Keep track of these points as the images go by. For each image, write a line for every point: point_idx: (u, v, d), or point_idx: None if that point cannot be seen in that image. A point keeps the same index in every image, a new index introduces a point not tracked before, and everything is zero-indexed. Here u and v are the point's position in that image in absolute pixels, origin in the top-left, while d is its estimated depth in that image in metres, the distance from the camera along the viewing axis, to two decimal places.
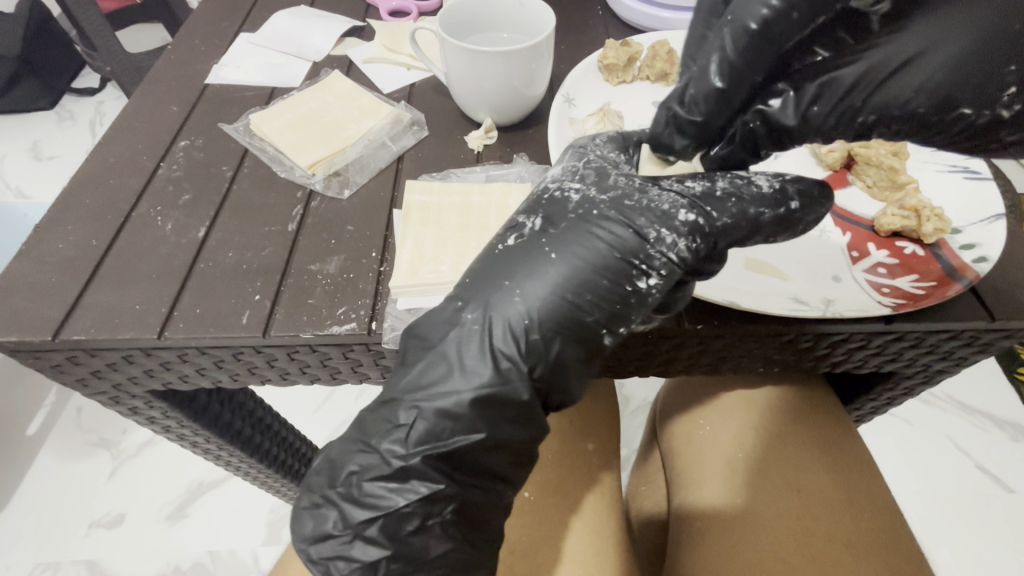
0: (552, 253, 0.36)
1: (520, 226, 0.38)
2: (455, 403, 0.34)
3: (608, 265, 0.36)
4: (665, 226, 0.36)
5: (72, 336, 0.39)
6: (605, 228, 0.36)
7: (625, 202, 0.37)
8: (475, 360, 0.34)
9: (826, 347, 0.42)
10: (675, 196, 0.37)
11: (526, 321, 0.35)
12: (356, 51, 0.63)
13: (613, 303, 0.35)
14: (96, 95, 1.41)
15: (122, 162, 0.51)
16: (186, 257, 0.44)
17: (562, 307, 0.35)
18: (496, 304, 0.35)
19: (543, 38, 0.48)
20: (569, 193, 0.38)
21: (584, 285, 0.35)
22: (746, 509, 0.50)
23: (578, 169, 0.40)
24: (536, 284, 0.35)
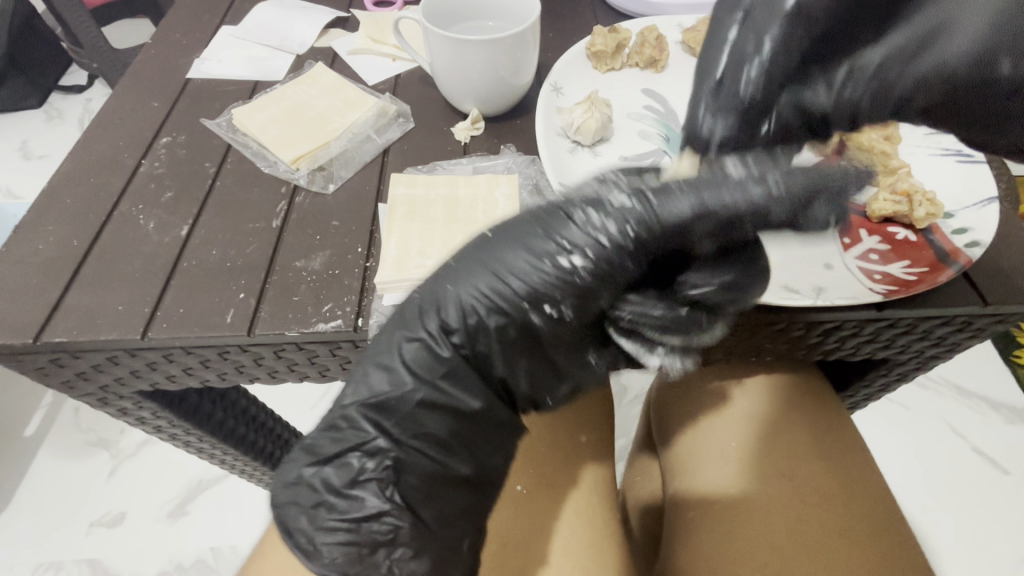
0: (495, 231, 0.37)
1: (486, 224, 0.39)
2: (399, 351, 0.36)
3: (541, 245, 0.35)
4: (598, 203, 0.35)
5: (54, 338, 0.39)
6: (535, 231, 0.35)
7: (576, 196, 0.36)
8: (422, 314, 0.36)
9: (818, 335, 0.42)
10: (627, 193, 0.34)
11: (460, 293, 0.35)
12: (340, 42, 0.62)
13: (536, 275, 0.35)
14: (85, 92, 1.39)
15: (103, 160, 0.50)
16: (169, 255, 0.43)
17: (495, 277, 0.36)
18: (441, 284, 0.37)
19: (528, 26, 0.47)
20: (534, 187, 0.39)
21: (517, 258, 0.35)
22: (739, 497, 0.50)
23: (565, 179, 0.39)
24: (476, 262, 0.36)
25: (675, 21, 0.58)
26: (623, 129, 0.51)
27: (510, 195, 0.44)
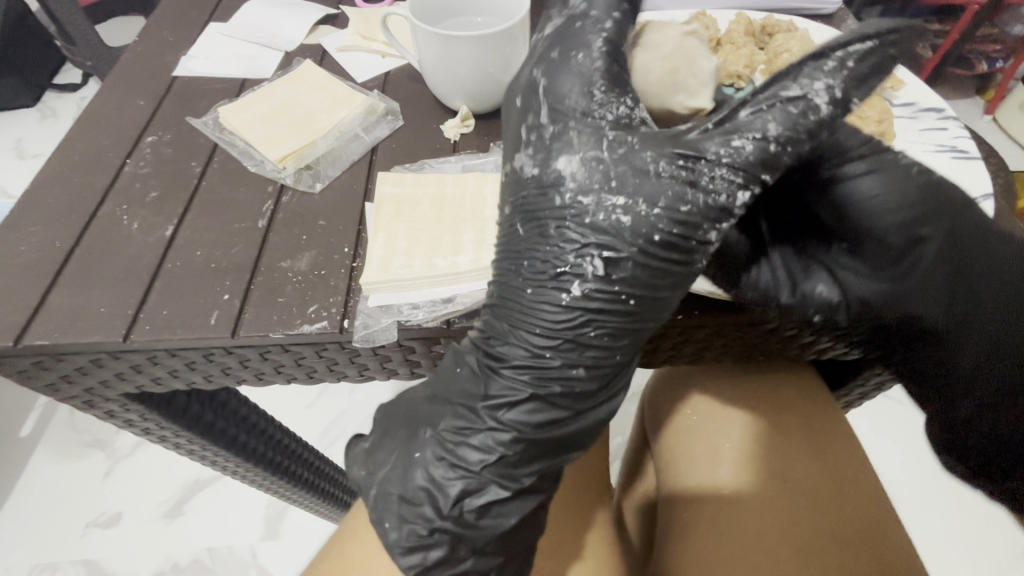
0: (592, 263, 0.33)
1: (574, 268, 0.33)
2: (526, 395, 0.34)
3: (661, 261, 0.33)
4: (706, 197, 0.32)
5: (35, 341, 0.38)
6: (635, 261, 0.32)
7: (676, 205, 0.32)
8: (513, 355, 0.35)
9: (810, 335, 0.42)
10: (728, 172, 0.32)
11: (591, 318, 0.33)
12: (329, 39, 0.61)
13: (671, 286, 0.33)
14: (79, 91, 1.38)
15: (87, 159, 0.49)
16: (153, 256, 0.43)
17: (617, 309, 0.33)
18: (522, 318, 0.34)
19: (517, 22, 0.46)
20: (574, 197, 0.33)
21: (640, 284, 0.33)
22: (734, 500, 0.50)
23: (581, 172, 0.33)
24: (589, 305, 0.33)
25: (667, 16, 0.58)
26: None
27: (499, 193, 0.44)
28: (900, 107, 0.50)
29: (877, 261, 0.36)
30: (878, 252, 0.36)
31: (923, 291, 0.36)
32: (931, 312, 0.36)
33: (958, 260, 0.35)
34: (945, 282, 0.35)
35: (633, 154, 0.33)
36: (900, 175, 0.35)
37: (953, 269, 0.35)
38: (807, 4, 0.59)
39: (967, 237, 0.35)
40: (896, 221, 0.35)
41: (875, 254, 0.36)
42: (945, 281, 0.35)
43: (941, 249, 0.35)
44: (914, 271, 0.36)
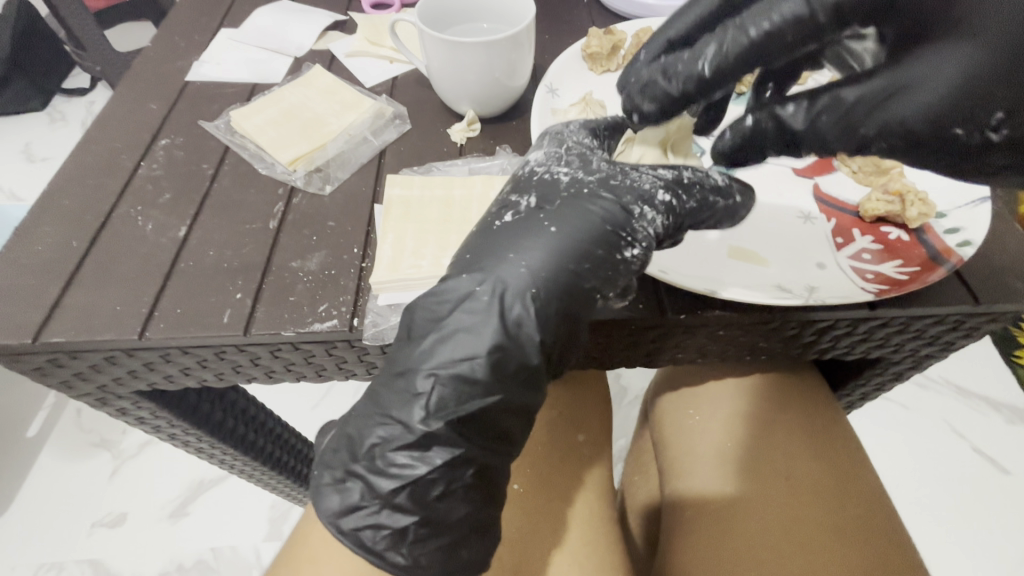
0: (529, 200, 0.37)
1: (514, 204, 0.37)
2: (451, 325, 0.34)
3: (590, 199, 0.36)
4: (627, 179, 0.38)
5: (52, 338, 0.39)
6: (598, 201, 0.36)
7: (608, 180, 0.37)
8: (469, 274, 0.34)
9: (812, 334, 0.42)
10: (654, 177, 0.38)
11: (526, 246, 0.35)
12: (338, 44, 0.62)
13: (600, 230, 0.35)
14: (88, 96, 1.39)
15: (101, 162, 0.51)
16: (166, 256, 0.44)
17: (549, 241, 0.35)
18: (467, 251, 0.36)
19: (523, 28, 0.47)
20: (532, 168, 0.39)
21: (570, 221, 0.35)
22: (737, 499, 0.50)
23: (557, 151, 0.39)
24: (524, 227, 0.35)
25: None
26: None
27: None
28: None
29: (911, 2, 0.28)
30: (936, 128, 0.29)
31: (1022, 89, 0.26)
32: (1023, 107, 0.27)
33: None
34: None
35: (589, 152, 0.40)
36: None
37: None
38: None
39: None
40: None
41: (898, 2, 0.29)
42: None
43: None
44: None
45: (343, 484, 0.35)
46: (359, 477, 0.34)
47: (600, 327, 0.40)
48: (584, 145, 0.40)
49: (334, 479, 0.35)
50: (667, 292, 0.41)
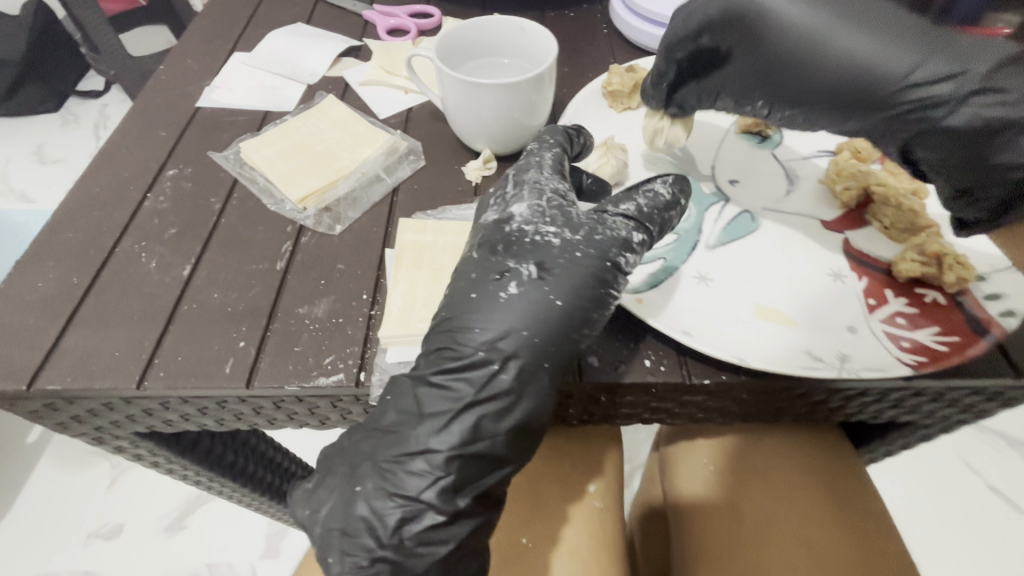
0: (523, 265, 0.37)
1: (514, 271, 0.37)
2: (468, 392, 0.35)
3: (584, 262, 0.37)
4: (604, 231, 0.39)
5: (47, 385, 0.38)
6: (585, 261, 0.37)
7: (592, 236, 0.38)
8: (472, 343, 0.35)
9: (840, 400, 0.40)
10: (624, 221, 0.40)
11: (524, 316, 0.36)
12: (352, 72, 0.61)
13: (594, 289, 0.37)
14: (101, 98, 1.39)
15: (107, 192, 0.49)
16: (169, 297, 0.42)
17: (545, 308, 0.36)
18: (470, 319, 0.36)
19: (545, 67, 0.45)
20: (519, 227, 0.38)
21: (567, 287, 0.36)
22: (753, 563, 0.49)
23: (538, 204, 0.39)
24: (526, 299, 0.36)
25: None
26: (639, 173, 0.50)
27: None
28: None
29: (828, 85, 0.37)
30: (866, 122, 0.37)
31: (968, 151, 0.34)
32: (947, 158, 0.35)
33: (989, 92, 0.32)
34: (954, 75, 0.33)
35: (566, 205, 0.40)
36: (828, 14, 0.36)
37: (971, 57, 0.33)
38: None
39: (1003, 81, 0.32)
40: (875, 45, 0.34)
41: (807, 94, 0.38)
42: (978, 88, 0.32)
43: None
44: (921, 62, 0.34)
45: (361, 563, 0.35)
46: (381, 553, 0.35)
47: (620, 392, 0.39)
48: (560, 194, 0.41)
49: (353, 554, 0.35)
50: (691, 355, 0.39)
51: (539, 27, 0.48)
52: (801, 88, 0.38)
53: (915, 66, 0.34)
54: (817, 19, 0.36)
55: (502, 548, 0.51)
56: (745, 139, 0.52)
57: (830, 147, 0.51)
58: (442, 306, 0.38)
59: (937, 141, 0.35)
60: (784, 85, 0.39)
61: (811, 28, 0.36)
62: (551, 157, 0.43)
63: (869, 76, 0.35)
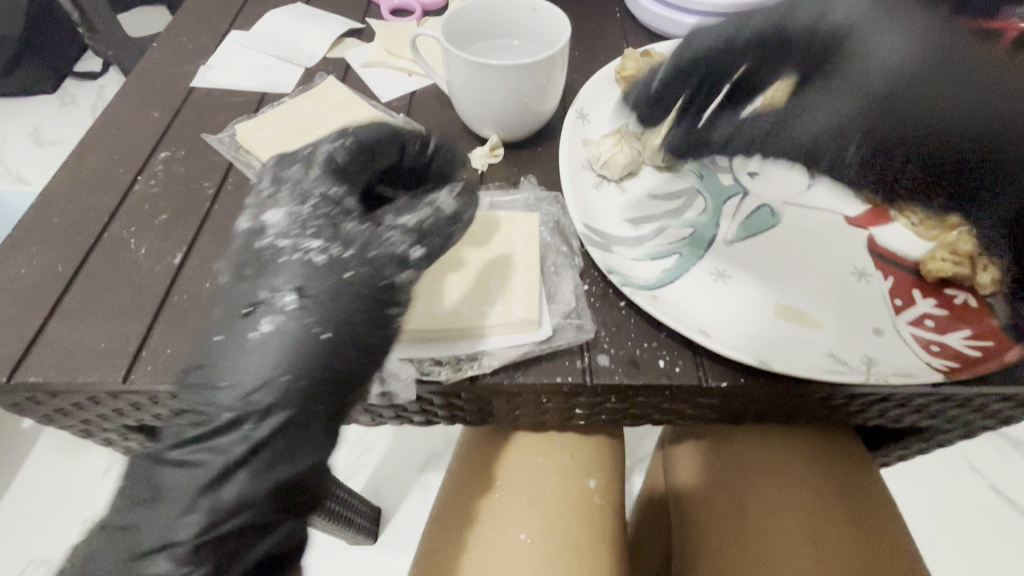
0: (270, 283, 0.33)
1: (266, 304, 0.33)
2: (261, 434, 0.31)
3: (352, 283, 0.33)
4: (378, 245, 0.35)
5: (29, 378, 0.36)
6: (349, 275, 0.33)
7: (364, 251, 0.34)
8: (219, 403, 0.31)
9: (860, 405, 0.38)
10: (402, 232, 0.36)
11: (280, 355, 0.32)
12: (354, 53, 0.58)
13: (372, 313, 0.33)
14: (98, 80, 1.36)
15: (96, 174, 0.47)
16: (159, 286, 0.40)
17: (307, 343, 0.32)
18: (219, 373, 0.32)
19: (557, 50, 0.43)
20: (272, 241, 0.34)
21: (336, 314, 0.33)
22: (758, 561, 0.47)
23: (289, 228, 0.34)
24: (276, 339, 0.32)
25: None
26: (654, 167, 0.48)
27: (532, 235, 0.41)
28: None
29: (899, 95, 0.34)
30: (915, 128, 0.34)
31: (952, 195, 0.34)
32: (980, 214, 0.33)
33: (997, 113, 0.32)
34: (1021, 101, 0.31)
35: (343, 215, 0.36)
36: (903, 43, 0.35)
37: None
38: None
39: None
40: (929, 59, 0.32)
41: (885, 126, 0.35)
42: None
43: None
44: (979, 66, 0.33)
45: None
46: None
47: (631, 394, 0.37)
48: (335, 200, 0.36)
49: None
50: (707, 355, 0.37)
51: (551, 6, 0.46)
52: (866, 103, 0.36)
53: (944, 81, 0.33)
54: (895, 50, 0.35)
55: (501, 544, 0.50)
56: None
57: None
58: (211, 348, 0.33)
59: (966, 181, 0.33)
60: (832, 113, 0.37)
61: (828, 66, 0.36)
62: (348, 150, 0.37)
63: (947, 84, 0.33)
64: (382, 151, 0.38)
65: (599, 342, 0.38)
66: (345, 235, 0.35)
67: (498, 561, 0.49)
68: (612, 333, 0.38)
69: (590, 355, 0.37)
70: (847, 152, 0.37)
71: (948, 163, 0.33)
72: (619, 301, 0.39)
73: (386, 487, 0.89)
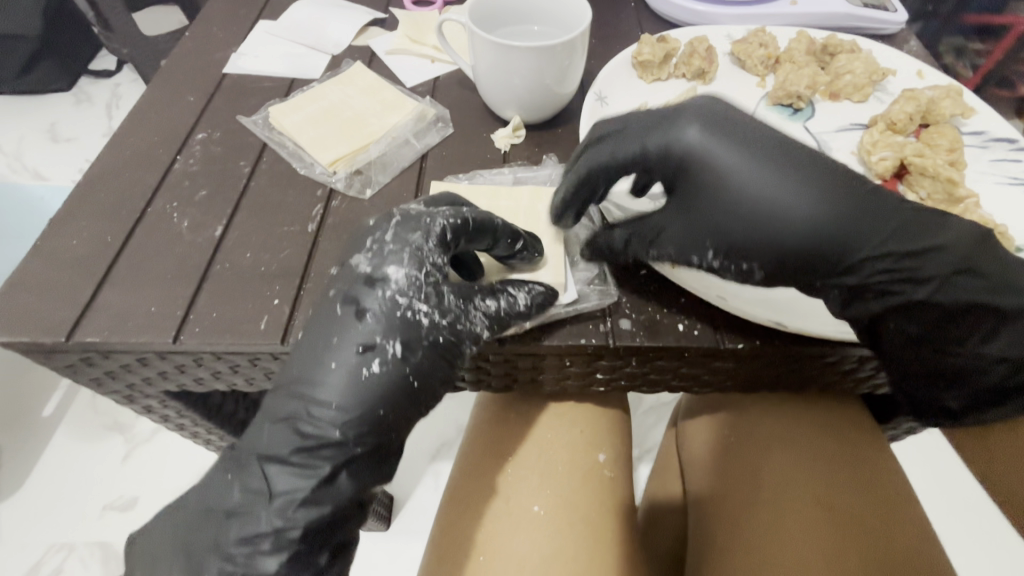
0: (372, 323, 0.35)
1: (378, 348, 0.35)
2: (361, 448, 0.35)
3: (445, 348, 0.36)
4: (467, 322, 0.36)
5: (85, 338, 0.38)
6: (443, 337, 0.36)
7: (456, 325, 0.36)
8: (326, 420, 0.34)
9: (869, 370, 0.40)
10: (481, 317, 0.36)
11: (382, 398, 0.35)
12: (378, 41, 0.60)
13: (448, 371, 0.37)
14: (114, 77, 1.39)
15: (137, 154, 0.49)
16: (202, 256, 0.42)
17: (401, 388, 0.36)
18: (325, 394, 0.34)
19: (579, 33, 0.45)
20: (393, 296, 0.35)
21: (426, 369, 0.36)
22: (773, 528, 0.48)
23: (414, 285, 0.36)
24: (382, 382, 0.35)
25: (724, 32, 0.57)
26: None
27: None
28: (970, 135, 0.48)
29: (835, 256, 0.33)
30: (868, 297, 0.34)
31: (935, 340, 0.35)
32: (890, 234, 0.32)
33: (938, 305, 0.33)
34: (961, 290, 0.33)
35: (443, 279, 0.37)
36: (746, 207, 0.33)
37: (973, 251, 0.32)
38: (867, 24, 0.58)
39: (978, 261, 0.32)
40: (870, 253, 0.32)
41: (740, 236, 0.34)
42: (969, 301, 0.33)
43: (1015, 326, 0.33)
44: (927, 264, 0.32)
45: (255, 546, 0.34)
46: (290, 526, 0.34)
47: (650, 356, 0.39)
48: (440, 268, 0.37)
49: (239, 542, 0.34)
50: (721, 318, 0.39)
51: None
52: (781, 255, 0.33)
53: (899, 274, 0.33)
54: (810, 208, 0.32)
55: (514, 514, 0.50)
56: (776, 112, 0.51)
57: (863, 120, 0.50)
58: (314, 375, 0.35)
59: (926, 313, 0.34)
60: (734, 232, 0.34)
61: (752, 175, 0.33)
62: (476, 224, 0.37)
63: (871, 232, 0.32)
64: (484, 242, 0.38)
65: (621, 308, 0.40)
66: (442, 304, 0.36)
67: (513, 532, 0.49)
68: (634, 300, 0.40)
69: (612, 319, 0.39)
70: (753, 275, 0.34)
71: (880, 280, 0.33)
72: (639, 270, 0.42)
73: (400, 473, 0.86)
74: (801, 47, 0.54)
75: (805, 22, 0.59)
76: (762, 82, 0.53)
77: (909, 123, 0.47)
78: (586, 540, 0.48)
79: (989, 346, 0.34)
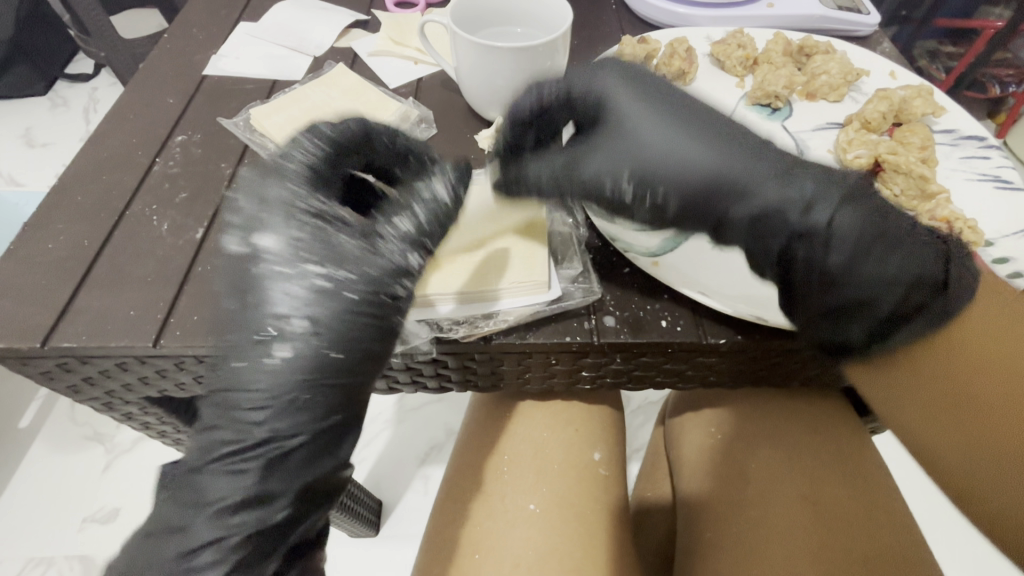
0: (287, 290, 0.32)
1: (278, 323, 0.32)
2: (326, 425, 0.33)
3: (359, 300, 0.33)
4: (379, 260, 0.34)
5: (61, 343, 0.37)
6: (349, 283, 0.33)
7: (366, 271, 0.34)
8: (264, 409, 0.32)
9: None
10: (399, 243, 0.35)
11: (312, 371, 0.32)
12: (361, 43, 0.60)
13: (377, 322, 0.34)
14: (91, 81, 1.36)
15: (116, 156, 0.49)
16: (183, 259, 0.42)
17: (317, 355, 0.32)
18: (241, 380, 0.32)
19: (559, 34, 0.45)
20: (271, 269, 0.33)
21: (341, 330, 0.33)
22: (758, 521, 0.49)
23: (298, 245, 0.34)
24: (291, 352, 0.32)
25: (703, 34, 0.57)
26: None
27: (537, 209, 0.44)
28: (942, 133, 0.49)
29: (736, 180, 0.34)
30: (768, 223, 0.33)
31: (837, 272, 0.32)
32: (784, 168, 0.34)
33: (834, 227, 0.32)
34: (860, 217, 0.32)
35: (326, 226, 0.35)
36: (660, 156, 0.35)
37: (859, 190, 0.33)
38: (842, 26, 0.59)
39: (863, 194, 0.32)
40: (769, 178, 0.33)
41: (648, 158, 0.35)
42: (862, 228, 0.31)
43: (899, 250, 0.31)
44: (814, 195, 0.33)
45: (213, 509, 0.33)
46: None
47: (637, 353, 0.40)
48: (317, 218, 0.35)
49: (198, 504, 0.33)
50: (707, 316, 0.39)
51: None
52: (686, 182, 0.34)
53: (790, 204, 0.33)
54: (705, 143, 0.35)
55: (507, 513, 0.50)
56: (755, 112, 0.52)
57: (838, 120, 0.51)
58: (227, 372, 0.33)
59: (837, 244, 0.32)
60: (645, 156, 0.35)
61: (655, 119, 0.36)
62: (425, 216, 0.37)
63: (762, 162, 0.34)
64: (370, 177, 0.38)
65: (605, 305, 0.40)
66: (335, 249, 0.34)
67: (505, 531, 0.48)
68: (617, 298, 0.41)
69: (598, 317, 0.40)
70: (665, 210, 0.35)
71: (781, 208, 0.33)
72: (623, 269, 0.42)
73: (388, 477, 0.85)
74: (778, 48, 0.55)
75: (782, 24, 0.60)
76: (741, 82, 0.54)
77: (883, 121, 0.48)
78: (577, 541, 0.48)
79: (886, 267, 0.31)
